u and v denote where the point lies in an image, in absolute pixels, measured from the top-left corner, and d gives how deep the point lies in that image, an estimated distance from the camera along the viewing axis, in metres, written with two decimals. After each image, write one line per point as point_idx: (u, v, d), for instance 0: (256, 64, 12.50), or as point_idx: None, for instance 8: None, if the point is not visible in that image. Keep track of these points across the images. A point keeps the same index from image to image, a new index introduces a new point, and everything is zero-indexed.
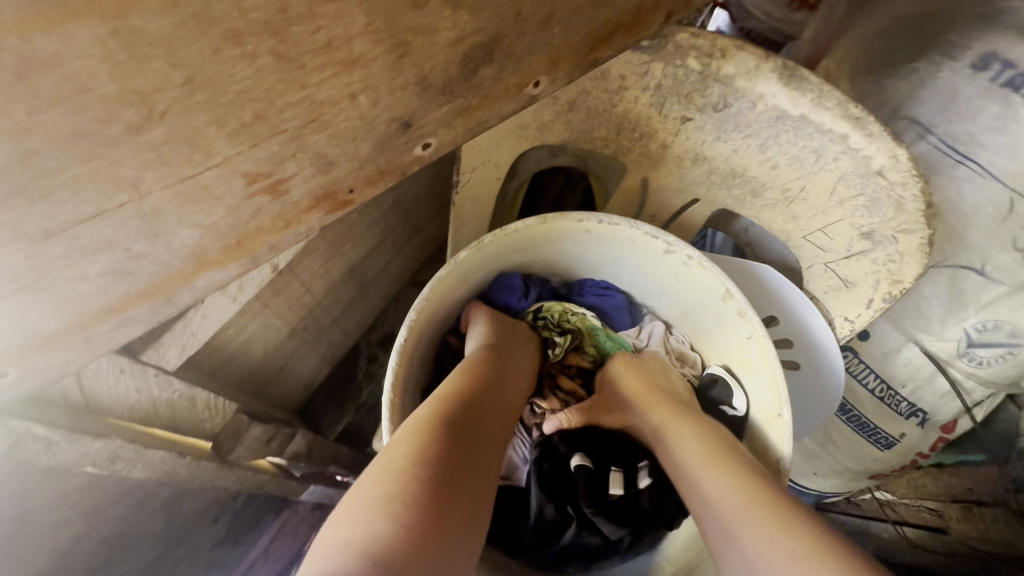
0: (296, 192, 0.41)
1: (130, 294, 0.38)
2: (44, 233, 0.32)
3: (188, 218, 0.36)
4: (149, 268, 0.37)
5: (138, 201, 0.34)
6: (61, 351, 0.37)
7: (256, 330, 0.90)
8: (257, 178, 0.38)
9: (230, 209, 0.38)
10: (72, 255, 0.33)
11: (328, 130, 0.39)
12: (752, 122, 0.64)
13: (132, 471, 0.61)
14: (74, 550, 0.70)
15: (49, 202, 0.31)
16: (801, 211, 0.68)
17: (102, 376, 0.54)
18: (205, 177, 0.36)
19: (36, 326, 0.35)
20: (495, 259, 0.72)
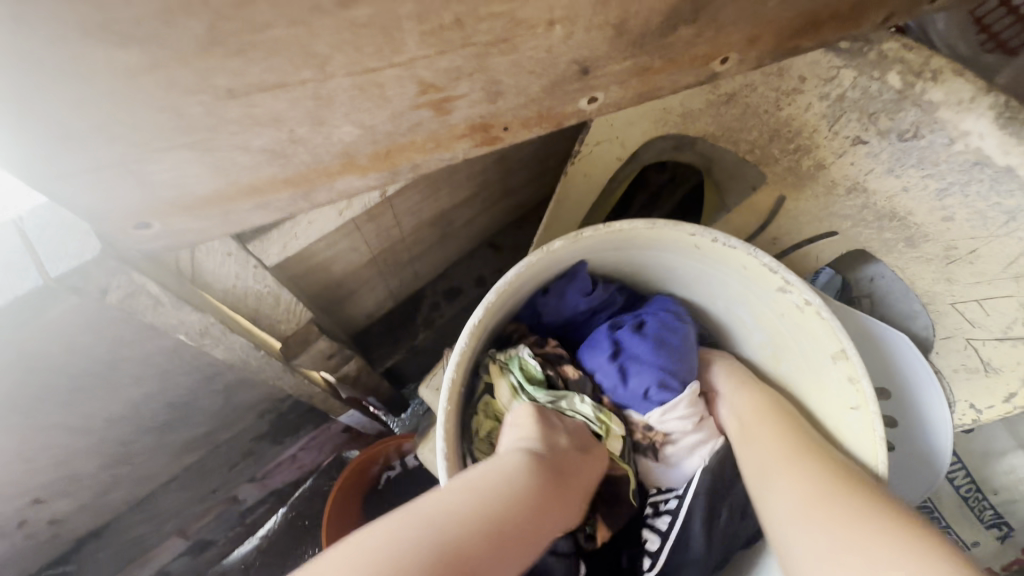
0: (456, 115, 0.38)
1: (276, 177, 0.36)
2: (229, 92, 0.30)
3: (354, 113, 0.34)
4: (304, 156, 0.35)
5: (320, 82, 0.32)
6: (202, 217, 0.37)
7: (342, 250, 0.91)
8: (430, 90, 0.35)
9: (394, 115, 0.35)
10: (242, 123, 0.32)
11: (512, 56, 0.36)
12: (940, 162, 0.56)
13: (214, 350, 0.64)
14: (144, 404, 0.75)
15: (242, 59, 0.29)
16: (960, 274, 0.60)
17: (212, 255, 0.55)
18: (385, 76, 0.33)
19: (189, 186, 0.35)
20: (590, 253, 0.67)
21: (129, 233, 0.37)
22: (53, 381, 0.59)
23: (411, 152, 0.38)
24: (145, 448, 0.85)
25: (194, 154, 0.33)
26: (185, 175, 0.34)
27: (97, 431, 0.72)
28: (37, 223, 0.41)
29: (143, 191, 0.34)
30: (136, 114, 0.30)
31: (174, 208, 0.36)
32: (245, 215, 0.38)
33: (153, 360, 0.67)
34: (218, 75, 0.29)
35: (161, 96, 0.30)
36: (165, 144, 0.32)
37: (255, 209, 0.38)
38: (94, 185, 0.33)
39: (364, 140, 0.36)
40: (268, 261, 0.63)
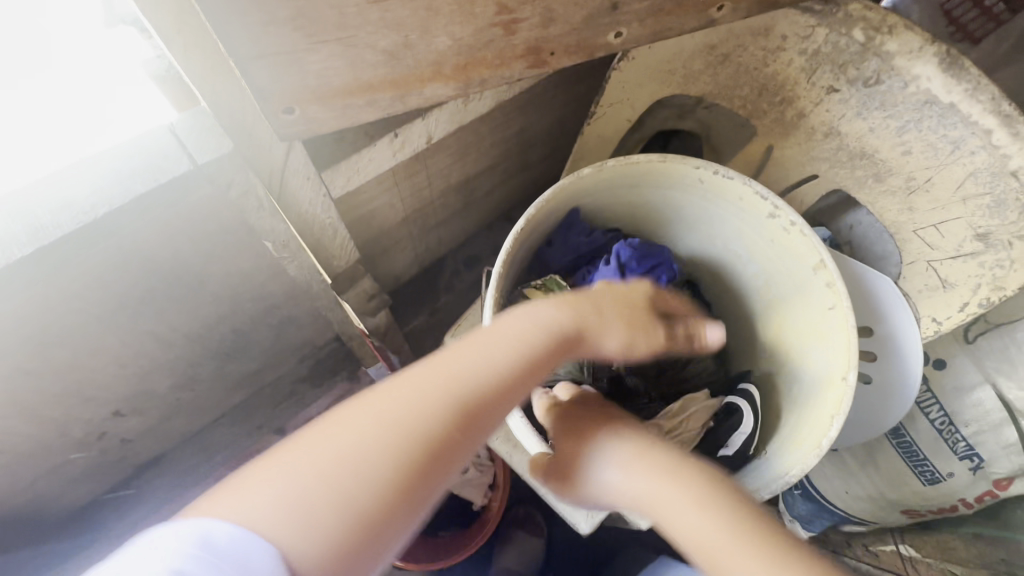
0: (518, 37, 0.49)
1: (384, 76, 0.46)
2: None
3: (449, 25, 0.45)
4: (409, 60, 0.46)
5: None
6: (327, 108, 0.47)
7: (381, 204, 1.02)
8: (505, 10, 0.46)
9: (476, 31, 0.46)
10: (377, 25, 0.43)
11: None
12: (898, 103, 0.67)
13: (287, 266, 0.74)
14: (214, 326, 0.85)
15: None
16: (920, 202, 0.71)
17: (295, 176, 0.66)
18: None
19: (326, 79, 0.45)
20: (609, 187, 0.77)
21: (281, 118, 0.45)
22: (157, 286, 0.69)
23: (480, 68, 0.49)
24: (207, 375, 0.95)
25: (338, 50, 0.43)
26: (328, 69, 0.44)
27: (176, 348, 0.83)
28: (186, 125, 0.52)
29: (299, 77, 0.44)
30: (311, 9, 0.40)
31: (309, 96, 0.45)
32: (355, 112, 0.48)
33: (232, 281, 0.78)
34: None
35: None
36: (320, 38, 0.42)
37: (363, 108, 0.49)
38: (267, 69, 0.42)
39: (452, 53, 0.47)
40: (333, 193, 0.75)
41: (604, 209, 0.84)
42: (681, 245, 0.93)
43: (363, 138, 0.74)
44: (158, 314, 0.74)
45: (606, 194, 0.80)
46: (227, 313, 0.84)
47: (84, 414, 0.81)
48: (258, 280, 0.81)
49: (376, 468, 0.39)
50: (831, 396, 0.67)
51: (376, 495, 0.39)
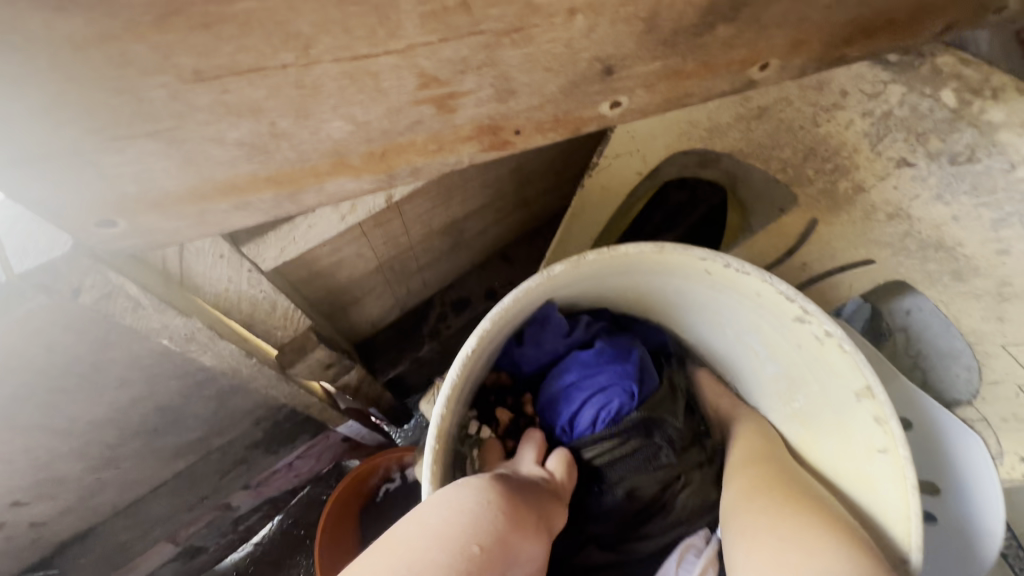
0: (462, 113, 0.35)
1: (256, 177, 0.34)
2: (195, 74, 0.28)
3: (348, 105, 0.32)
4: (286, 154, 0.33)
5: (302, 67, 0.30)
6: (174, 216, 0.35)
7: (347, 256, 0.88)
8: (432, 83, 0.33)
9: (390, 110, 0.33)
10: (213, 111, 0.30)
11: (529, 50, 0.34)
12: (999, 189, 0.51)
13: (202, 357, 0.60)
14: (130, 408, 0.72)
15: (209, 35, 0.27)
16: (1014, 313, 0.55)
17: (202, 256, 0.52)
18: (380, 64, 0.31)
19: (156, 179, 0.33)
20: (593, 278, 0.63)
21: (92, 231, 0.35)
22: (31, 382, 0.56)
23: (410, 153, 0.36)
24: (133, 452, 0.82)
25: (161, 143, 0.31)
26: (152, 168, 0.32)
27: (81, 434, 0.69)
28: (9, 214, 0.38)
29: (108, 183, 0.32)
30: (87, 98, 0.28)
31: (141, 205, 0.34)
32: (220, 218, 0.36)
33: (142, 363, 0.64)
34: (180, 55, 0.28)
35: (114, 76, 0.28)
36: (123, 134, 0.30)
37: (231, 212, 0.36)
38: (55, 176, 0.31)
39: (357, 140, 0.34)
40: (263, 265, 0.60)
41: (587, 297, 0.70)
42: (684, 333, 0.77)
43: None
44: (42, 409, 0.60)
45: (591, 283, 0.65)
46: (146, 394, 0.71)
47: None
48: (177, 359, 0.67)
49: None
50: None
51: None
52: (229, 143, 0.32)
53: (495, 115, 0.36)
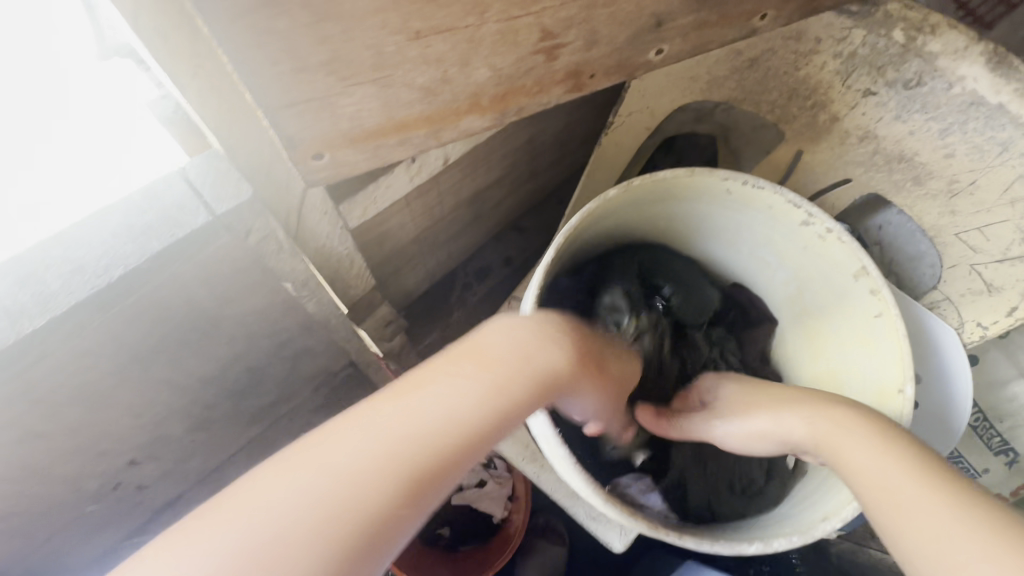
0: (558, 62, 0.47)
1: (421, 114, 0.45)
2: (417, 34, 0.39)
3: (488, 56, 0.43)
4: (448, 94, 0.44)
5: (476, 27, 0.41)
6: (360, 150, 0.45)
7: (394, 226, 0.98)
8: (548, 37, 0.44)
9: (517, 59, 0.44)
10: (417, 61, 0.40)
11: (610, 9, 0.45)
12: (941, 105, 0.65)
13: (307, 303, 0.71)
14: (230, 366, 0.81)
15: (434, 6, 0.38)
16: (963, 206, 0.69)
17: (312, 212, 0.63)
18: (522, 23, 0.42)
19: (360, 121, 0.43)
20: (634, 204, 0.75)
21: (309, 164, 0.44)
22: (169, 335, 0.65)
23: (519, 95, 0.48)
24: (223, 414, 0.92)
25: (375, 90, 0.41)
26: (363, 110, 0.42)
27: (190, 391, 0.79)
28: (200, 170, 0.48)
29: (333, 122, 0.42)
30: (345, 50, 0.38)
31: (341, 140, 0.43)
32: (389, 151, 0.46)
33: (246, 320, 0.74)
34: (414, 18, 0.38)
35: (372, 36, 0.38)
36: (356, 80, 0.40)
37: (397, 147, 0.46)
38: (299, 118, 0.40)
39: (491, 83, 0.45)
40: (349, 225, 0.72)
41: (625, 228, 0.82)
42: (702, 256, 0.90)
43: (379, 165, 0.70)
44: (169, 363, 0.70)
45: (631, 211, 0.77)
46: (243, 351, 0.81)
47: (100, 466, 0.78)
48: (276, 318, 0.78)
49: (372, 488, 0.39)
50: (887, 409, 0.64)
51: (376, 512, 0.39)
52: (416, 86, 0.42)
53: (579, 62, 0.48)
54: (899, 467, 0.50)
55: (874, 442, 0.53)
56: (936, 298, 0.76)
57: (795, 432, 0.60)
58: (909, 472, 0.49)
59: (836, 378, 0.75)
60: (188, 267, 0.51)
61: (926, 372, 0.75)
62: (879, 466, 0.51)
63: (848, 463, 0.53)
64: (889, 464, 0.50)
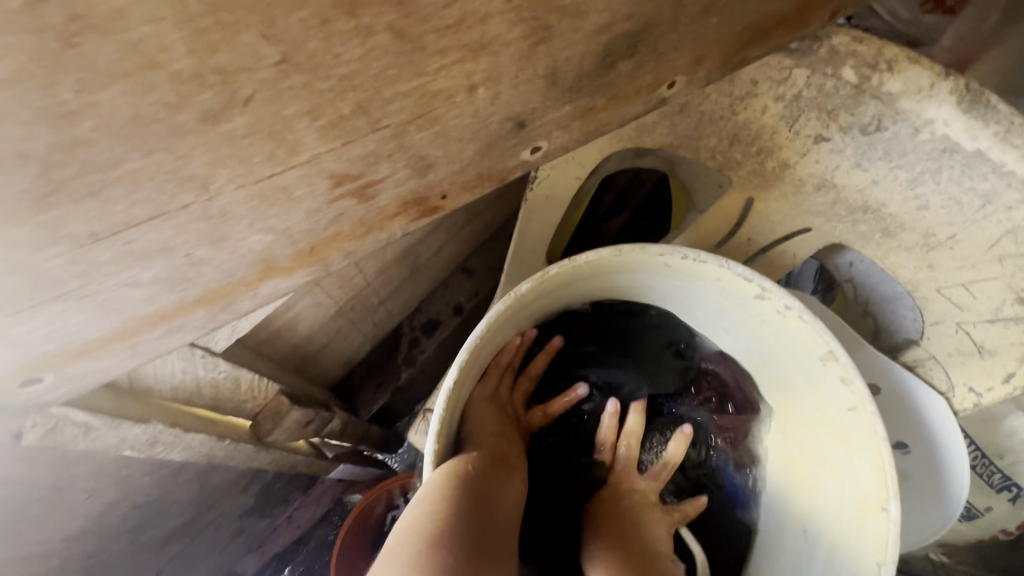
0: (380, 198, 0.41)
1: (185, 300, 0.38)
2: (90, 236, 0.32)
3: (260, 220, 0.37)
4: (210, 275, 0.38)
5: (206, 201, 0.34)
6: (103, 356, 0.38)
7: (304, 308, 0.86)
8: (344, 180, 0.38)
9: (309, 213, 0.38)
10: (120, 260, 0.34)
11: (435, 126, 0.39)
12: (908, 152, 0.54)
13: (172, 453, 0.58)
14: (107, 513, 0.69)
15: (98, 200, 0.31)
16: (942, 260, 0.58)
17: (148, 358, 0.50)
18: (286, 177, 0.36)
19: (73, 332, 0.36)
20: (560, 286, 0.65)
21: (18, 392, 0.37)
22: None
23: (337, 243, 0.42)
24: (120, 553, 0.79)
25: (69, 303, 0.34)
26: (66, 324, 0.35)
27: (59, 551, 0.66)
28: None
29: (18, 351, 0.35)
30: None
31: (62, 357, 0.37)
32: (150, 344, 0.40)
33: (107, 472, 0.62)
34: (75, 220, 0.31)
35: (9, 256, 0.30)
36: (31, 301, 0.33)
37: (162, 336, 0.40)
38: None
39: (280, 245, 0.39)
40: (217, 348, 0.58)
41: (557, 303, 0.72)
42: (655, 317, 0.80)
43: None
44: (6, 545, 0.57)
45: (562, 290, 0.66)
46: (120, 497, 0.68)
47: None
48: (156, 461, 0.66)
49: None
50: (870, 527, 0.55)
51: None
52: (151, 280, 0.36)
53: (414, 191, 0.42)
54: None
55: None
56: (920, 356, 0.66)
57: None
58: None
59: (814, 468, 0.65)
60: None
61: (914, 444, 0.70)
62: None
63: None
64: None
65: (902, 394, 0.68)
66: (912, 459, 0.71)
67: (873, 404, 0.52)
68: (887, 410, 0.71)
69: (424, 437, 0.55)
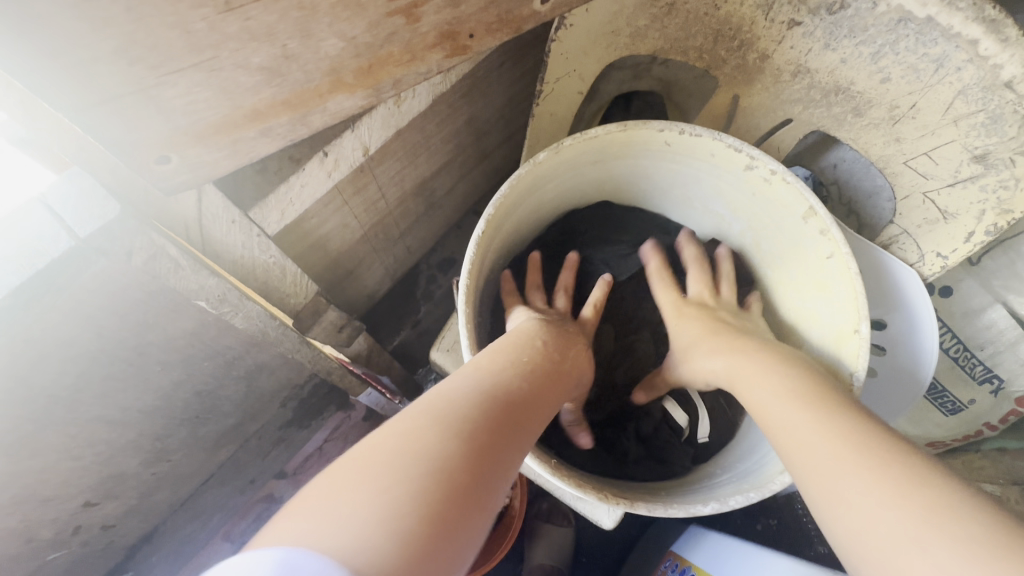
0: (422, 22, 0.51)
1: (276, 102, 0.49)
2: (227, 3, 0.41)
3: (338, 23, 0.47)
4: (297, 72, 0.48)
5: None
6: (213, 147, 0.49)
7: (335, 226, 0.95)
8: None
9: (370, 24, 0.48)
10: (239, 37, 0.43)
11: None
12: (869, 27, 0.61)
13: (234, 320, 0.67)
14: (173, 394, 0.78)
15: None
16: (907, 131, 0.65)
17: (218, 221, 0.58)
18: None
19: (199, 112, 0.46)
20: (572, 168, 0.73)
21: (152, 169, 0.47)
22: (90, 372, 0.62)
23: (388, 65, 0.52)
24: (181, 443, 0.89)
25: (202, 75, 0.44)
26: (195, 100, 0.45)
27: (134, 424, 0.76)
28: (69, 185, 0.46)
29: (164, 120, 0.45)
30: (147, 37, 0.40)
31: (187, 139, 0.47)
32: (249, 144, 0.50)
33: (177, 346, 0.71)
34: None
35: (170, 12, 0.40)
36: (176, 66, 0.43)
37: (259, 136, 0.50)
38: (117, 121, 0.44)
39: (347, 54, 0.49)
40: (269, 230, 0.67)
41: (571, 193, 0.80)
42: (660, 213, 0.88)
43: (290, 164, 0.66)
44: (96, 403, 0.66)
45: (574, 172, 0.74)
46: (183, 379, 0.77)
47: (50, 513, 0.76)
48: (219, 343, 0.76)
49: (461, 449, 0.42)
50: (844, 353, 0.61)
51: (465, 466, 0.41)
52: (254, 68, 0.46)
53: (449, 23, 0.53)
54: (866, 478, 0.43)
55: (824, 433, 0.48)
56: (894, 233, 0.73)
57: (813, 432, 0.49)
58: (848, 445, 0.46)
59: (801, 325, 0.72)
60: (89, 293, 0.50)
61: (890, 317, 0.77)
62: (841, 469, 0.45)
63: (817, 477, 0.46)
64: (878, 493, 0.42)
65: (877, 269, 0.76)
66: (887, 333, 0.78)
67: (844, 240, 0.59)
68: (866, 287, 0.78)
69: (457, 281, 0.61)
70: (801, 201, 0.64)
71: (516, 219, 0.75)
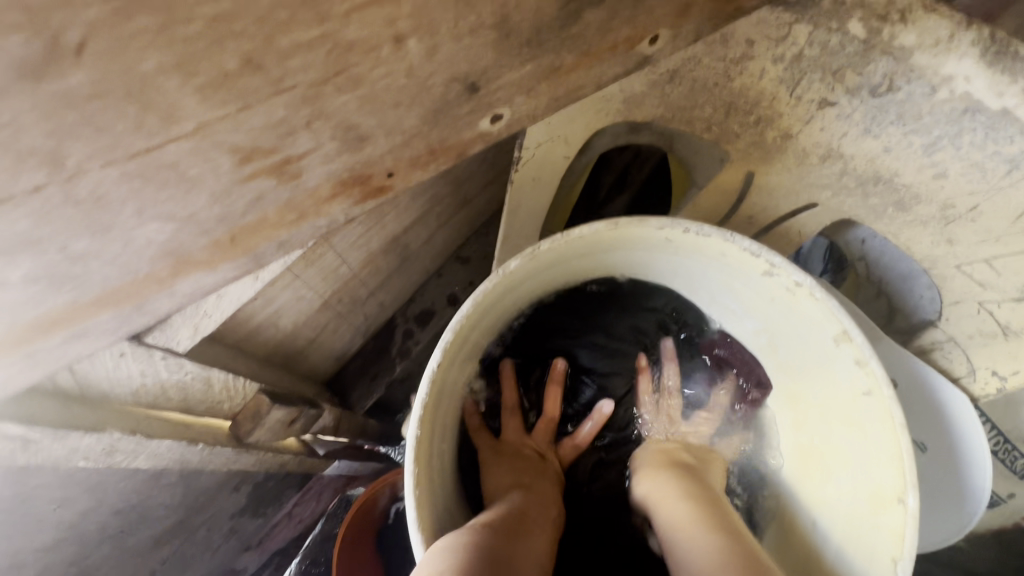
0: (307, 175, 0.38)
1: (84, 299, 0.35)
2: None
3: (149, 206, 0.33)
4: (103, 269, 0.34)
5: (66, 179, 0.29)
6: (4, 364, 0.35)
7: (286, 302, 0.83)
8: (253, 154, 0.35)
9: (215, 194, 0.35)
10: None
11: (359, 88, 0.36)
12: (924, 114, 0.49)
13: (137, 459, 0.56)
14: (83, 521, 0.66)
15: None
16: (963, 234, 0.53)
17: (98, 361, 0.47)
18: (166, 150, 0.32)
19: None
20: (554, 265, 0.61)
21: None
22: None
23: (265, 227, 0.39)
24: (105, 558, 0.77)
25: None
26: None
27: (32, 560, 0.64)
28: None
29: None
30: None
31: None
32: (55, 351, 0.36)
33: (78, 481, 0.59)
34: None
35: None
36: None
37: (66, 340, 0.36)
38: None
39: (190, 232, 0.36)
40: (181, 348, 0.55)
41: (555, 283, 0.68)
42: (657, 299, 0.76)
43: None
44: None
45: (558, 267, 0.62)
46: (93, 505, 0.65)
47: None
48: (140, 467, 0.65)
49: None
50: (885, 519, 0.50)
51: None
52: (25, 280, 0.32)
53: (352, 167, 0.40)
54: None
55: None
56: (938, 339, 0.61)
57: (695, 557, 0.50)
58: None
59: (826, 456, 0.61)
60: None
61: (934, 441, 0.65)
62: None
63: None
64: None
65: (920, 383, 0.63)
66: (930, 458, 0.66)
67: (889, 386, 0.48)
68: (907, 406, 0.65)
69: (410, 429, 0.51)
70: (831, 326, 0.53)
71: (489, 322, 0.63)
